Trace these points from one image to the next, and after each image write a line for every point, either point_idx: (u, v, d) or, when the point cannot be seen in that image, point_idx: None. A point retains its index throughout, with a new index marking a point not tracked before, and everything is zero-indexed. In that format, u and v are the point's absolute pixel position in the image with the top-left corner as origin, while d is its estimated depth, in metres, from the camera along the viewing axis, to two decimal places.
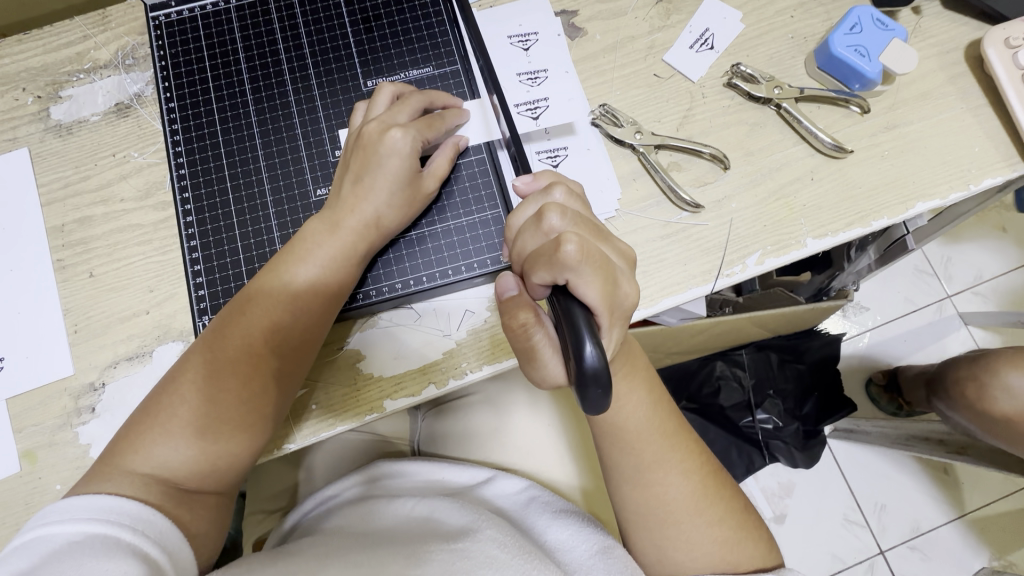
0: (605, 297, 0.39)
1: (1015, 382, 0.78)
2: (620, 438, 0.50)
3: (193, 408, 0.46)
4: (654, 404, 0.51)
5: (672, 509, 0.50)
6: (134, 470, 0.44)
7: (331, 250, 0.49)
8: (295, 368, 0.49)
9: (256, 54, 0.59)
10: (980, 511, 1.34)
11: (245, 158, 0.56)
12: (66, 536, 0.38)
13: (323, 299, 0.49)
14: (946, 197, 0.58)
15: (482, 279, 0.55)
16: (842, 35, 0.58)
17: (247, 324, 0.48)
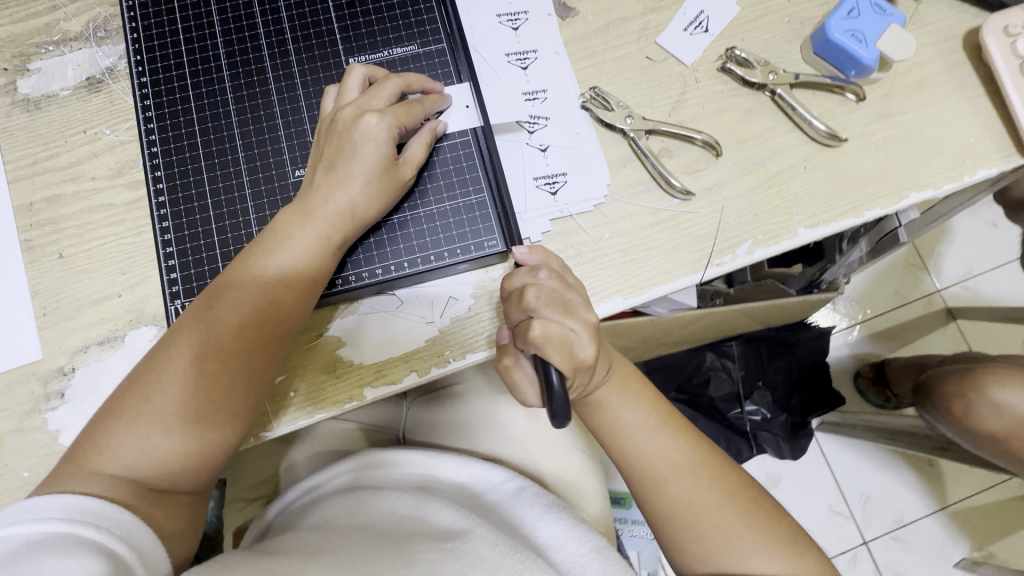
0: (567, 364, 0.44)
1: (1005, 400, 0.75)
2: (610, 435, 0.49)
3: (163, 407, 0.44)
4: (636, 394, 0.50)
5: (666, 501, 0.47)
6: (101, 471, 0.43)
7: (304, 241, 0.47)
8: (269, 363, 0.47)
9: (233, 28, 0.56)
10: (962, 503, 1.36)
11: (221, 136, 0.54)
12: (24, 535, 0.37)
13: (293, 294, 0.47)
14: (939, 187, 0.57)
15: (465, 266, 0.54)
16: (839, 19, 0.57)
17: (220, 317, 0.46)
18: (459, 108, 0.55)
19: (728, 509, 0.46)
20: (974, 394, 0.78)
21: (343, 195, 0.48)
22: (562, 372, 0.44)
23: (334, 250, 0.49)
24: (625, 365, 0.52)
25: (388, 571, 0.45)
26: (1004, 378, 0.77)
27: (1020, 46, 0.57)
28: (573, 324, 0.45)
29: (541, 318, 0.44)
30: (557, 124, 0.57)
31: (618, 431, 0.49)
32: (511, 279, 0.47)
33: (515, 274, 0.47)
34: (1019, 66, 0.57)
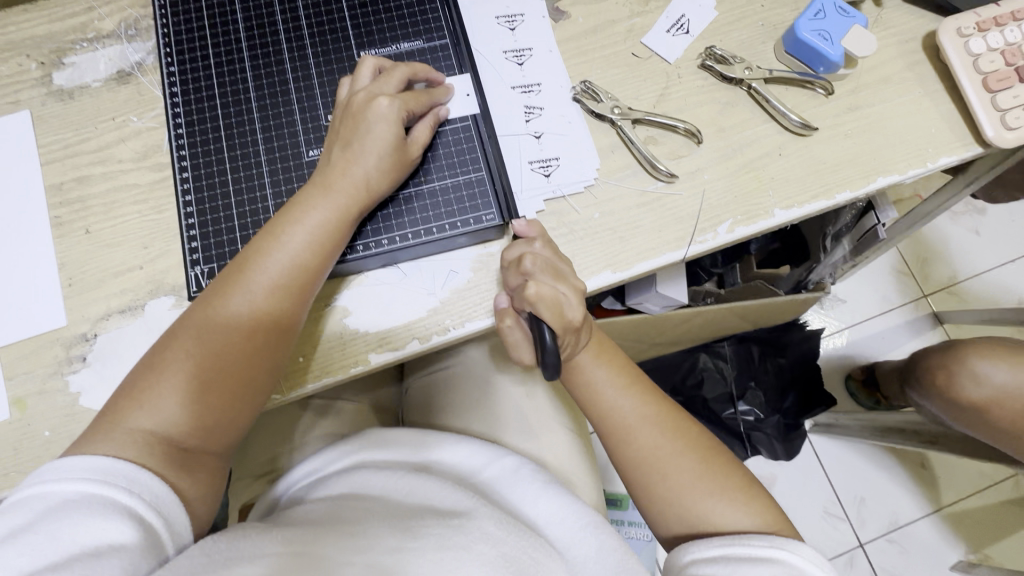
0: (556, 321, 0.50)
1: (985, 371, 0.79)
2: (587, 393, 0.55)
3: (196, 365, 0.48)
4: (606, 357, 0.56)
5: (633, 452, 0.53)
6: (135, 427, 0.46)
7: (325, 214, 0.51)
8: (291, 328, 0.51)
9: (256, 25, 0.61)
10: (956, 505, 1.37)
11: (242, 119, 0.58)
12: (64, 495, 0.41)
13: (318, 261, 0.51)
14: (904, 172, 0.62)
15: (465, 238, 0.57)
16: (807, 21, 0.62)
17: (249, 282, 0.50)
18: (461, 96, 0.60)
19: (688, 459, 0.52)
20: (957, 366, 0.82)
21: (359, 170, 0.52)
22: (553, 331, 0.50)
23: (348, 221, 0.52)
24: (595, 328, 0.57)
25: (402, 541, 0.47)
26: (986, 352, 0.81)
27: (972, 46, 0.62)
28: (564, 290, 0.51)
29: (536, 280, 0.50)
30: (550, 113, 0.62)
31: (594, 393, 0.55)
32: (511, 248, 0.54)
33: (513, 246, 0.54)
34: (972, 64, 0.62)
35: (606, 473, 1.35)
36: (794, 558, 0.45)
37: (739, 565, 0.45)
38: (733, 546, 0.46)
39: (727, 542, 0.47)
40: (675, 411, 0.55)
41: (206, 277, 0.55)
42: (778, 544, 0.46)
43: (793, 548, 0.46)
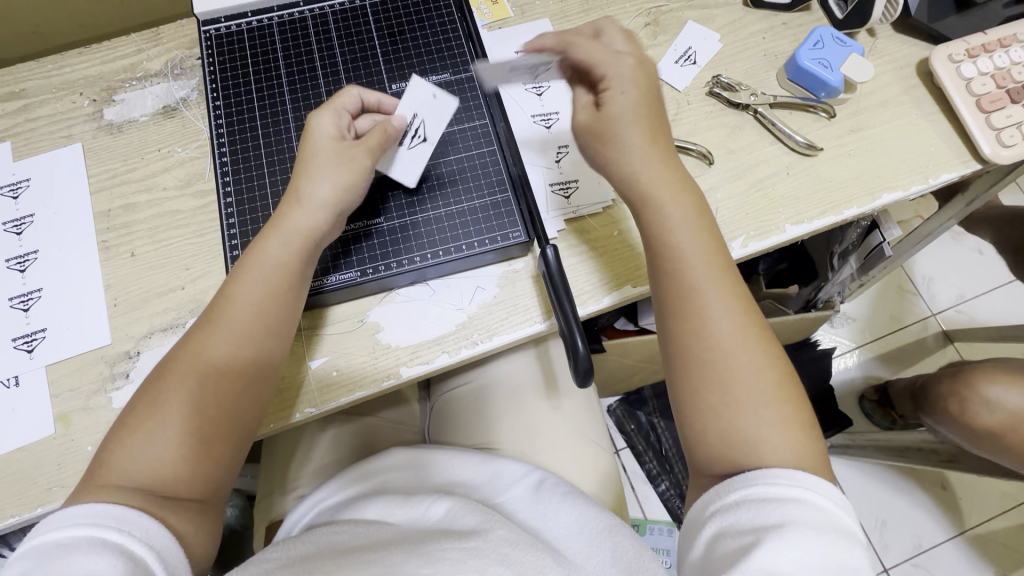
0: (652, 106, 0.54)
1: (997, 396, 0.80)
2: (670, 250, 0.53)
3: (167, 414, 0.47)
4: (705, 230, 0.53)
5: (716, 335, 0.51)
6: (109, 479, 0.45)
7: (288, 258, 0.52)
8: (269, 373, 0.52)
9: (296, 62, 0.63)
10: (980, 527, 1.35)
11: (282, 149, 0.60)
12: (51, 542, 0.40)
13: (278, 298, 0.52)
14: (907, 189, 0.65)
15: (492, 255, 0.60)
16: (807, 50, 0.66)
17: (214, 335, 0.50)
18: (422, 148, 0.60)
19: (765, 382, 0.50)
20: (968, 393, 0.84)
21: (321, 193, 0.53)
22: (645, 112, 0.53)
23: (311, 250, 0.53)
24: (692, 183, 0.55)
25: (415, 568, 0.47)
26: (996, 376, 0.82)
27: (964, 70, 0.66)
28: (643, 127, 0.53)
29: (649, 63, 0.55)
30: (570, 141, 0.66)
31: (675, 238, 0.52)
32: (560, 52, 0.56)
33: (581, 39, 0.55)
34: (965, 87, 0.66)
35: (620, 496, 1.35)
36: (820, 498, 0.44)
37: (757, 508, 0.44)
38: (753, 487, 0.45)
39: (747, 483, 0.46)
40: (769, 333, 0.52)
41: None
42: (805, 483, 0.45)
43: (820, 490, 0.45)
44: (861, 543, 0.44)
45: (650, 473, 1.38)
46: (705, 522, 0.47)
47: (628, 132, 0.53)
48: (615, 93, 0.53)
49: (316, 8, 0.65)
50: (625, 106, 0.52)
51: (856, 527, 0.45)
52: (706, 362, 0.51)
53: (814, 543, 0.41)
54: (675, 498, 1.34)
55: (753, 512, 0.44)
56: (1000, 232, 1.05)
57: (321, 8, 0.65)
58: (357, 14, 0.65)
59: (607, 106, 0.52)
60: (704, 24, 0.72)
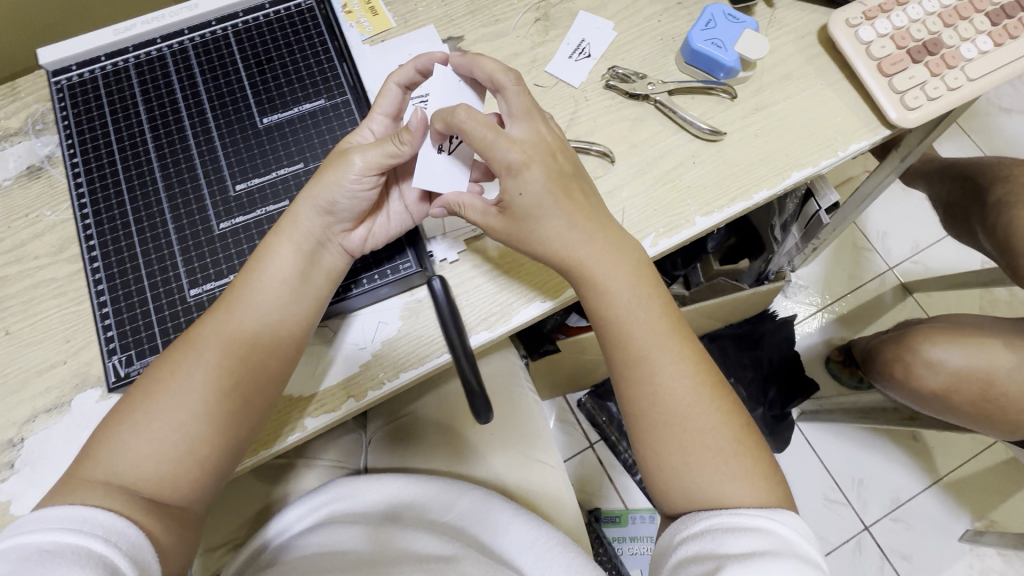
0: (552, 178, 0.50)
1: (940, 357, 0.80)
2: (613, 318, 0.53)
3: (156, 419, 0.47)
4: (650, 298, 0.53)
5: (673, 403, 0.51)
6: (93, 480, 0.45)
7: (295, 270, 0.52)
8: (270, 383, 0.51)
9: (157, 105, 0.59)
10: (953, 474, 1.36)
11: (149, 202, 0.56)
12: (39, 545, 0.39)
13: (279, 309, 0.51)
14: (817, 164, 0.63)
15: (388, 289, 0.58)
16: (699, 31, 0.63)
17: (205, 342, 0.49)
18: (436, 157, 0.54)
19: (723, 439, 0.51)
20: (911, 355, 0.83)
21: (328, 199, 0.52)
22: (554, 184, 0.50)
23: (310, 259, 0.53)
24: (632, 250, 0.54)
25: None
26: (936, 336, 0.82)
27: (862, 34, 0.64)
28: (564, 217, 0.51)
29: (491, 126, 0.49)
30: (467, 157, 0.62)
31: (617, 313, 0.52)
32: (458, 130, 0.49)
33: (463, 116, 0.49)
34: (866, 51, 0.64)
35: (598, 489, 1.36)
36: (785, 529, 0.45)
37: (724, 537, 0.45)
38: (719, 518, 0.46)
39: (714, 515, 0.47)
40: (721, 385, 0.53)
41: (124, 366, 0.51)
42: (771, 516, 0.46)
43: (783, 522, 0.46)
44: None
45: (626, 462, 1.37)
46: (676, 552, 0.47)
47: (548, 226, 0.51)
48: (515, 189, 0.50)
49: (174, 43, 0.61)
50: (530, 205, 0.50)
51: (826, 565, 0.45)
52: (658, 424, 0.51)
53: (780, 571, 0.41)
54: None
55: (719, 540, 0.44)
56: (933, 186, 1.01)
57: (180, 43, 0.61)
58: (220, 45, 0.61)
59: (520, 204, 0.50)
60: (596, 13, 0.68)
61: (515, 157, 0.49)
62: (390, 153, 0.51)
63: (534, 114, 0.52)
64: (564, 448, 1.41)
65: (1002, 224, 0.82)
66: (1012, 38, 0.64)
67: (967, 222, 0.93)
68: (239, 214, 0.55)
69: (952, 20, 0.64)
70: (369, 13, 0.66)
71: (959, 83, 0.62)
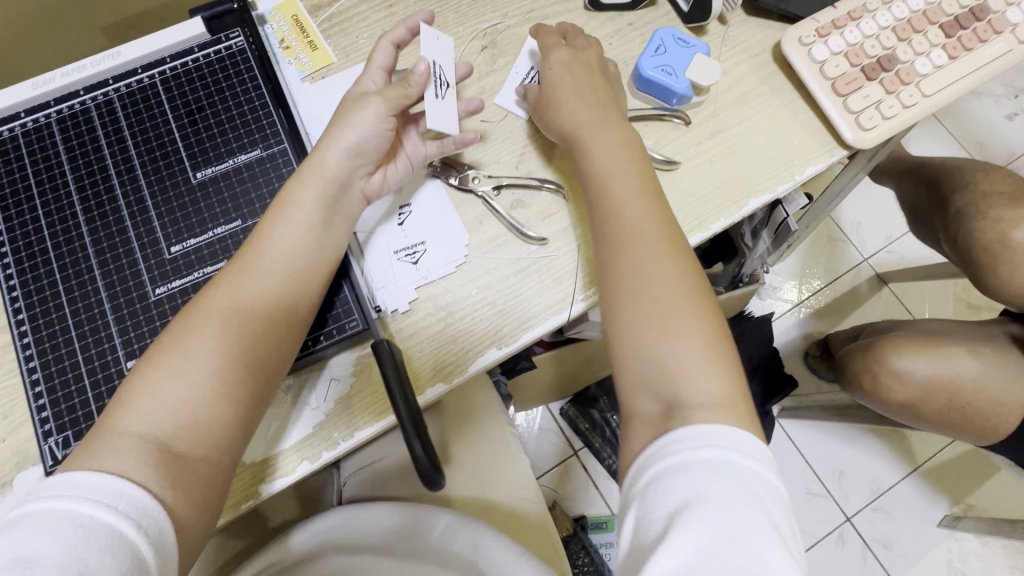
0: (590, 83, 0.59)
1: (905, 368, 0.81)
2: (597, 178, 0.54)
3: (197, 360, 0.46)
4: (635, 167, 0.54)
5: (650, 278, 0.49)
6: (126, 432, 0.43)
7: (319, 216, 0.52)
8: (297, 329, 0.51)
9: (83, 163, 0.56)
10: (931, 461, 1.38)
11: (79, 268, 0.53)
12: (74, 517, 0.38)
13: (309, 263, 0.51)
14: (774, 190, 0.61)
15: (334, 347, 0.55)
16: (648, 58, 0.61)
17: (237, 286, 0.49)
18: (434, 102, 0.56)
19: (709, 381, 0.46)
20: (878, 366, 0.84)
21: (351, 136, 0.53)
22: (584, 89, 0.58)
23: (330, 207, 0.53)
24: (622, 127, 0.57)
25: None
26: (901, 346, 0.83)
27: (815, 52, 0.62)
28: (587, 107, 0.57)
29: (585, 49, 0.61)
30: (418, 203, 0.60)
31: (598, 166, 0.55)
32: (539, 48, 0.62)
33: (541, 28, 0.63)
34: (820, 70, 0.62)
35: (583, 497, 1.36)
36: (731, 454, 0.41)
37: (667, 489, 0.40)
38: (662, 462, 0.42)
39: (656, 459, 0.42)
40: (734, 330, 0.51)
41: (61, 448, 0.49)
42: (716, 440, 0.42)
43: (729, 442, 0.42)
44: (777, 496, 0.41)
45: (611, 468, 1.36)
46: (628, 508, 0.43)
47: (565, 97, 0.58)
48: (550, 69, 0.60)
49: (97, 94, 0.58)
50: (554, 75, 0.59)
51: (775, 478, 0.42)
52: (641, 364, 0.48)
53: (729, 518, 0.38)
54: None
55: (662, 494, 0.40)
56: (900, 186, 1.00)
57: (104, 94, 0.58)
58: (147, 94, 0.58)
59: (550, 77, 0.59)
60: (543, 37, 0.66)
61: (555, 56, 0.60)
62: (406, 95, 0.54)
63: (579, 34, 0.63)
64: (548, 457, 1.40)
65: (965, 232, 0.82)
66: (967, 49, 0.63)
67: (930, 226, 0.93)
68: (176, 277, 0.53)
69: (906, 34, 0.63)
70: (308, 48, 0.63)
71: (915, 99, 0.61)
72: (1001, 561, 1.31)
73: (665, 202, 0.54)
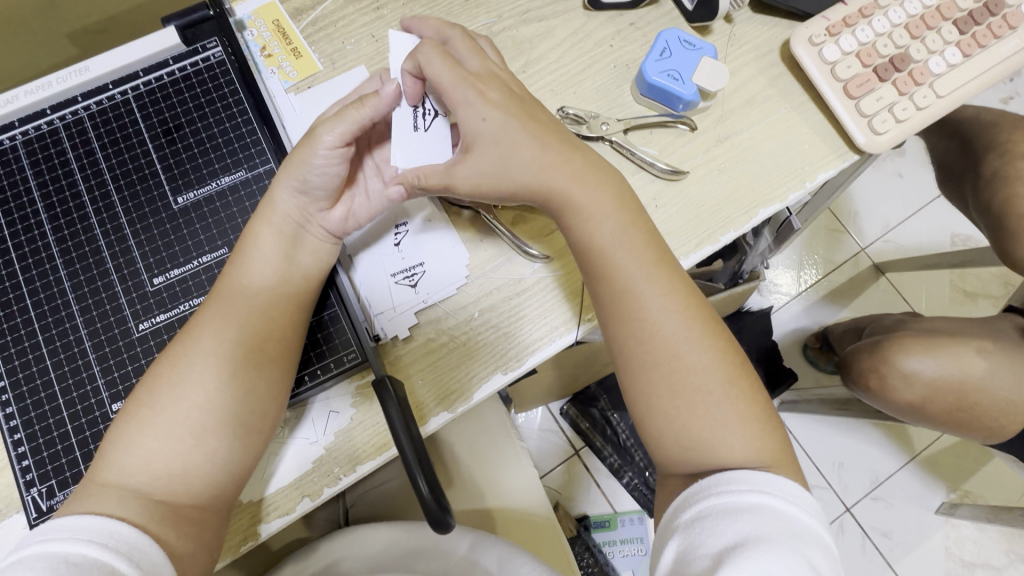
0: (518, 117, 0.47)
1: (914, 368, 0.80)
2: (592, 255, 0.49)
3: (163, 413, 0.44)
4: (634, 225, 0.49)
5: (655, 322, 0.48)
6: (105, 483, 0.43)
7: (283, 254, 0.49)
8: (272, 364, 0.47)
9: (54, 190, 0.52)
10: (928, 449, 1.38)
11: (55, 303, 0.50)
12: (65, 554, 0.38)
13: (279, 303, 0.49)
14: (785, 199, 0.59)
15: (332, 382, 0.53)
16: (653, 62, 0.58)
17: (204, 329, 0.47)
18: (419, 136, 0.49)
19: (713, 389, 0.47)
20: (885, 366, 0.83)
21: (312, 170, 0.48)
22: (532, 139, 0.47)
23: (298, 243, 0.50)
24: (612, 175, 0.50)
25: None
26: (909, 346, 0.81)
27: (826, 53, 0.60)
28: (533, 139, 0.47)
29: (469, 75, 0.47)
30: (414, 224, 0.57)
31: (600, 244, 0.48)
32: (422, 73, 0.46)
33: (429, 49, 0.45)
34: (831, 72, 0.60)
35: (585, 496, 1.36)
36: (776, 500, 0.41)
37: (713, 526, 0.41)
38: (707, 500, 0.43)
39: (700, 496, 0.43)
40: (726, 344, 0.49)
41: (45, 499, 0.46)
42: (761, 487, 0.43)
43: (775, 491, 0.43)
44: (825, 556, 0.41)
45: (613, 466, 1.35)
46: (668, 540, 0.43)
47: (522, 151, 0.47)
48: (474, 118, 0.46)
49: (66, 113, 0.54)
50: (496, 133, 0.46)
51: (824, 531, 0.42)
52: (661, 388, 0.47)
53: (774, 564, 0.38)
54: (641, 487, 1.31)
55: (708, 530, 0.41)
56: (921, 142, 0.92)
57: (74, 112, 0.54)
58: (121, 112, 0.54)
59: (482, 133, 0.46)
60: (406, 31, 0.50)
61: (469, 88, 0.46)
62: (356, 121, 0.47)
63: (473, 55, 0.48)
64: (549, 457, 1.38)
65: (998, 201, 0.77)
66: (982, 47, 0.60)
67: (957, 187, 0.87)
68: (160, 311, 0.50)
69: (919, 31, 0.60)
70: (292, 55, 0.58)
71: (929, 100, 0.59)
72: (996, 545, 1.33)
73: (648, 215, 0.51)
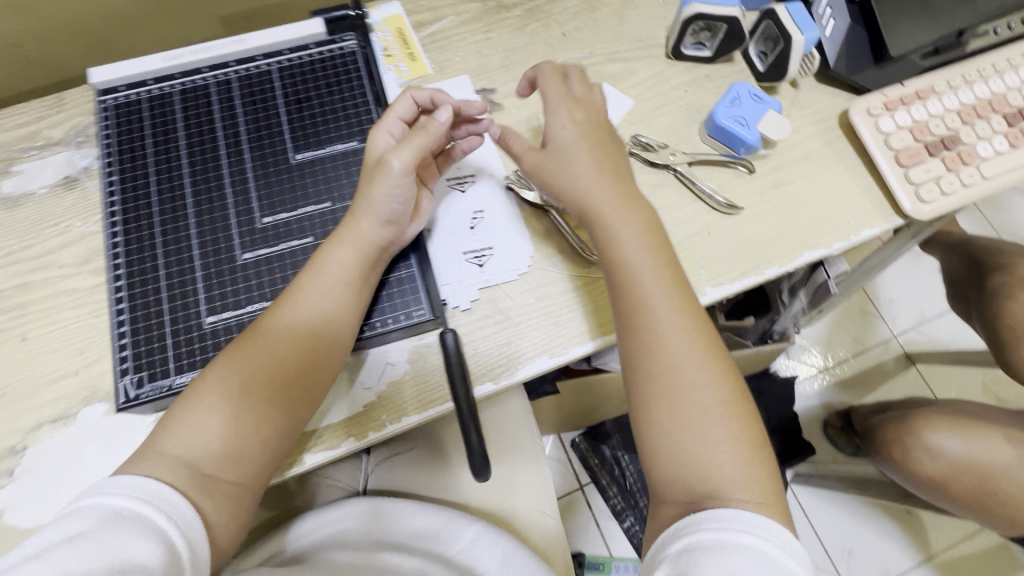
0: (596, 148, 0.56)
1: (939, 444, 0.81)
2: (626, 293, 0.53)
3: (218, 403, 0.48)
4: (662, 265, 0.53)
5: (680, 390, 0.50)
6: (163, 451, 0.46)
7: (353, 274, 0.54)
8: (320, 369, 0.52)
9: (196, 133, 0.61)
10: (946, 552, 1.33)
11: (178, 226, 0.57)
12: (116, 509, 0.42)
13: (338, 318, 0.53)
14: (829, 246, 0.64)
15: (397, 334, 0.58)
16: (724, 108, 0.65)
17: (267, 328, 0.51)
18: None
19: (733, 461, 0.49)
20: (912, 439, 0.84)
21: (380, 198, 0.54)
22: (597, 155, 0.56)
23: (365, 266, 0.55)
24: (645, 211, 0.56)
25: None
26: (937, 422, 0.83)
27: (881, 124, 0.66)
28: (592, 161, 0.56)
29: (568, 101, 0.58)
30: (492, 212, 0.64)
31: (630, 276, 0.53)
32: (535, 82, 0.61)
33: (547, 66, 0.60)
34: (884, 141, 0.66)
35: (580, 534, 1.34)
36: (763, 542, 0.43)
37: (698, 559, 0.43)
38: (698, 533, 0.44)
39: (693, 529, 0.45)
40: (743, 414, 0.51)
41: (134, 388, 0.52)
42: (750, 527, 0.44)
43: (763, 533, 0.44)
44: None
45: (615, 508, 1.34)
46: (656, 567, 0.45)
47: (579, 164, 0.56)
48: (557, 127, 0.57)
49: (219, 74, 0.63)
50: (570, 142, 0.56)
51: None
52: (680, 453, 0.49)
53: None
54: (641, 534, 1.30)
55: (693, 562, 0.42)
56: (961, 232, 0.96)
57: (225, 74, 0.63)
58: (263, 79, 0.63)
59: (556, 139, 0.57)
60: None
61: (563, 107, 0.57)
62: (422, 145, 0.54)
63: (581, 76, 0.60)
64: None
65: None
66: None
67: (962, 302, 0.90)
68: (263, 246, 0.57)
69: (969, 118, 0.66)
70: (409, 58, 0.68)
71: (974, 179, 0.64)
72: None
73: (684, 275, 0.55)
